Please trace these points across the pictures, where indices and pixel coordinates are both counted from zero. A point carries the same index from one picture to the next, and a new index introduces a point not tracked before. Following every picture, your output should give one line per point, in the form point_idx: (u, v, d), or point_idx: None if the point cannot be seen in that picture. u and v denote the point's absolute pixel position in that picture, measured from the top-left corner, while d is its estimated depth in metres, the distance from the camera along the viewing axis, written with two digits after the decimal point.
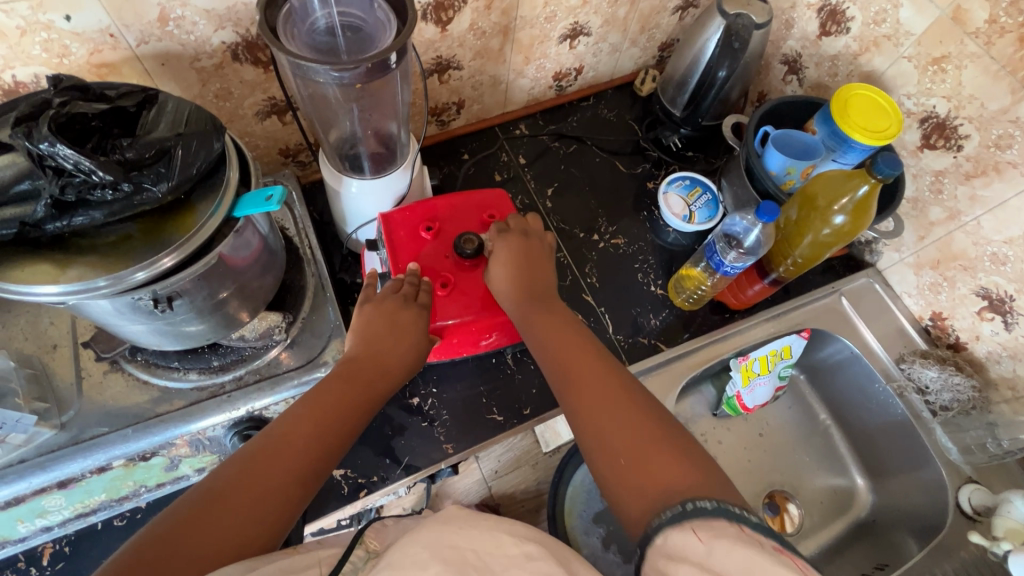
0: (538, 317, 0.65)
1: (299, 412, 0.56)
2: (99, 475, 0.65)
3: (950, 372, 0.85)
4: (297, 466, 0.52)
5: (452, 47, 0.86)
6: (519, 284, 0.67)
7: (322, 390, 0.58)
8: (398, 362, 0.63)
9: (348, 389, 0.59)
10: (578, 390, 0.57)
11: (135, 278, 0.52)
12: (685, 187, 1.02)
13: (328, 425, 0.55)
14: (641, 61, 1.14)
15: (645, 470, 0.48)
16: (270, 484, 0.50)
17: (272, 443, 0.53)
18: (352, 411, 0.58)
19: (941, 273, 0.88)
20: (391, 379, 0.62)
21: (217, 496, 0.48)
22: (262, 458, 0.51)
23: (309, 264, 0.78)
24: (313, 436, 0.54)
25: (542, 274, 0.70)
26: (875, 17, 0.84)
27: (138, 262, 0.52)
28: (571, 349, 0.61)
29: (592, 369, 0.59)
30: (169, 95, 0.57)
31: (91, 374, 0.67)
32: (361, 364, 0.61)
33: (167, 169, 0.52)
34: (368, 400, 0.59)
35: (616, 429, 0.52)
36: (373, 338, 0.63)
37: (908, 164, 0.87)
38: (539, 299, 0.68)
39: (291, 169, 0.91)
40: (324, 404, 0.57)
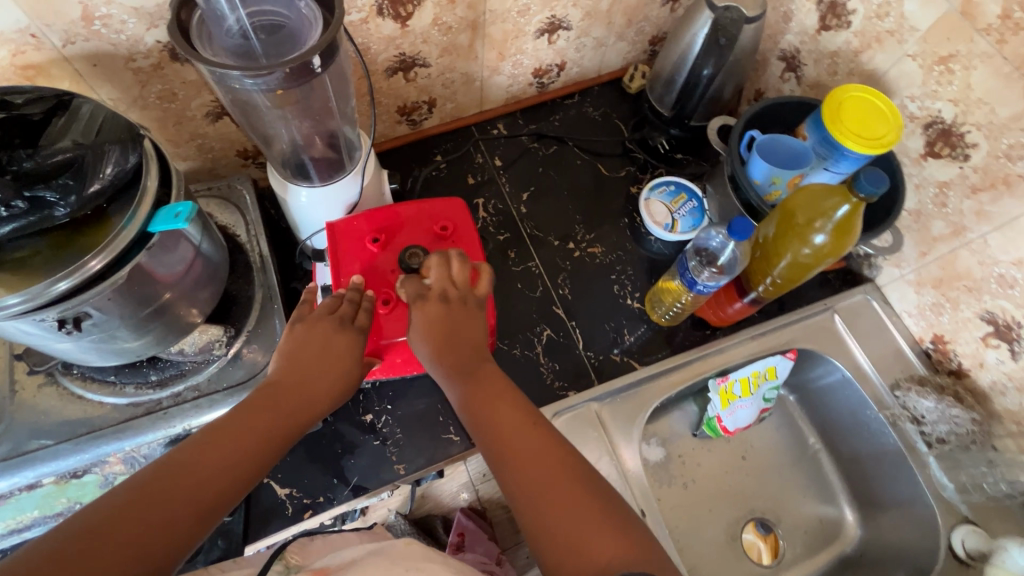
0: (465, 372, 0.60)
1: (202, 441, 0.50)
2: (29, 492, 0.63)
3: (948, 403, 0.78)
4: (191, 504, 0.46)
5: (416, 44, 0.81)
6: (440, 348, 0.60)
7: (234, 416, 0.52)
8: (327, 389, 0.57)
9: (265, 416, 0.53)
10: (509, 456, 0.54)
11: (56, 289, 0.49)
12: (669, 193, 0.96)
13: (236, 457, 0.50)
14: (630, 56, 1.07)
15: (587, 550, 0.48)
16: (157, 524, 0.44)
17: (166, 474, 0.46)
18: (266, 442, 0.52)
19: (943, 293, 0.80)
20: (324, 402, 0.57)
21: (88, 536, 0.41)
22: (150, 493, 0.45)
23: (258, 273, 0.75)
24: (216, 470, 0.48)
25: (469, 335, 0.62)
26: (878, 10, 0.76)
27: (60, 270, 0.49)
28: (501, 408, 0.57)
29: (524, 434, 0.55)
30: (85, 99, 0.54)
31: (26, 387, 0.66)
32: (293, 383, 0.56)
33: (76, 181, 0.49)
34: (286, 430, 0.54)
35: (555, 505, 0.51)
36: (301, 360, 0.57)
37: (911, 173, 0.79)
38: (466, 364, 0.60)
39: (251, 171, 0.88)
40: (233, 432, 0.51)
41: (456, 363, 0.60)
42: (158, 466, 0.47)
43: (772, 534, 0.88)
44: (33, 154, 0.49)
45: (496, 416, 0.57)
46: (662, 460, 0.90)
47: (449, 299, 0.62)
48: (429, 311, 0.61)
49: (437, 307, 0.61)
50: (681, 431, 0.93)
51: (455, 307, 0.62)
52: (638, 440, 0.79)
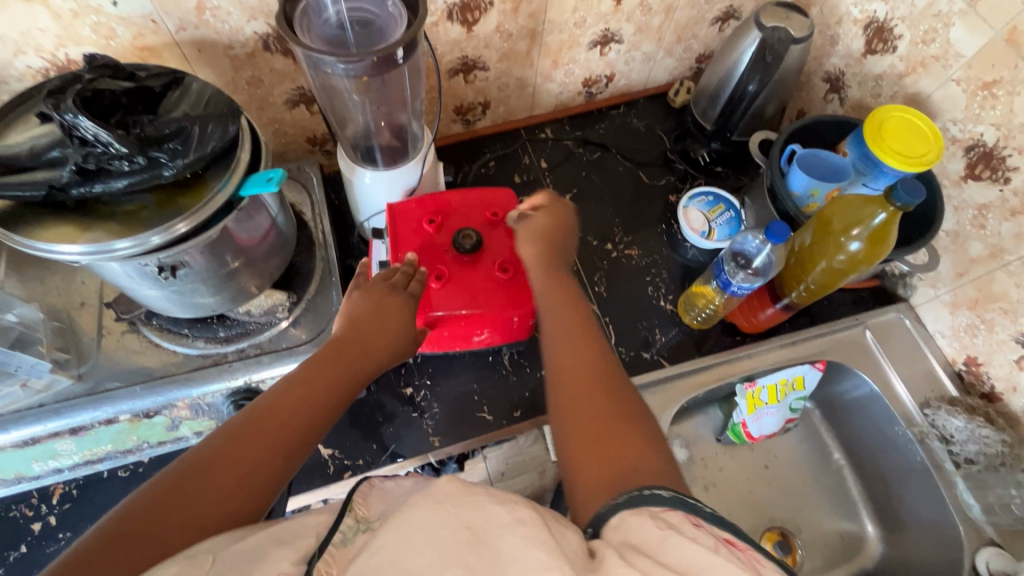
0: (556, 290, 0.66)
1: (285, 388, 0.56)
2: (107, 426, 0.69)
3: (978, 423, 0.78)
4: (284, 437, 0.53)
5: (479, 48, 0.88)
6: (541, 245, 0.70)
7: (308, 367, 0.59)
8: (386, 347, 0.64)
9: (335, 366, 0.60)
10: (563, 371, 0.56)
11: (151, 243, 0.55)
12: (708, 203, 0.99)
13: (315, 399, 0.56)
14: (676, 72, 1.12)
15: (612, 447, 0.48)
16: (261, 454, 0.51)
17: (260, 414, 0.53)
18: (337, 388, 0.59)
19: (978, 315, 0.81)
20: (378, 359, 0.63)
21: (205, 465, 0.48)
22: (252, 430, 0.52)
23: (320, 248, 0.81)
24: (300, 409, 0.55)
25: (566, 251, 0.73)
26: (924, 36, 0.79)
27: (154, 228, 0.55)
28: (568, 323, 0.61)
29: (581, 349, 0.58)
30: (195, 77, 0.61)
31: (111, 332, 0.73)
32: (348, 345, 0.62)
33: (183, 147, 0.56)
34: (352, 380, 0.60)
35: (589, 416, 0.51)
36: (360, 321, 0.64)
37: (951, 195, 0.81)
38: (552, 270, 0.68)
39: (317, 157, 0.95)
40: (309, 380, 0.58)
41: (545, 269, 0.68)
42: (246, 413, 0.53)
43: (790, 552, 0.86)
44: (152, 120, 0.56)
45: (562, 330, 0.61)
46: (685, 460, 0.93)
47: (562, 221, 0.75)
48: (546, 216, 0.73)
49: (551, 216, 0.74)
50: (704, 434, 0.95)
51: (564, 222, 0.75)
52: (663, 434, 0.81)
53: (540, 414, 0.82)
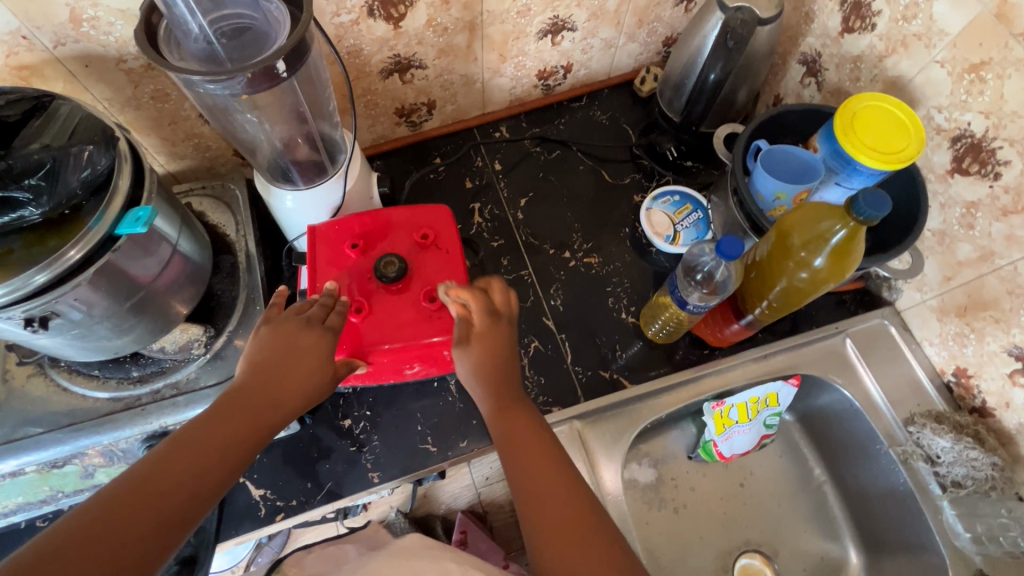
0: (505, 401, 0.58)
1: (163, 453, 0.46)
2: (13, 479, 0.65)
3: (966, 444, 0.71)
4: (154, 519, 0.43)
5: (411, 45, 0.80)
6: (486, 373, 0.59)
7: (197, 422, 0.49)
8: (295, 396, 0.54)
9: (229, 424, 0.50)
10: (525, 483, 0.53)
11: (36, 281, 0.50)
12: (673, 203, 0.92)
13: (202, 465, 0.47)
14: (642, 58, 1.03)
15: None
16: (115, 548, 0.40)
17: (129, 489, 0.43)
18: (230, 451, 0.49)
19: (967, 323, 0.73)
20: (288, 407, 0.53)
21: (41, 564, 0.38)
22: (112, 512, 0.42)
23: (244, 275, 0.75)
24: (178, 483, 0.45)
25: (515, 359, 0.61)
26: (905, 11, 0.70)
27: (38, 263, 0.49)
28: (527, 441, 0.55)
29: (539, 465, 0.54)
30: (64, 101, 0.55)
31: (16, 377, 0.68)
32: (249, 390, 0.52)
33: (48, 184, 0.51)
34: (252, 437, 0.51)
35: (551, 528, 0.50)
36: (268, 364, 0.54)
37: (936, 191, 0.72)
38: (505, 384, 0.59)
39: (249, 170, 0.88)
40: (197, 441, 0.48)
41: (501, 381, 0.59)
42: (117, 485, 0.43)
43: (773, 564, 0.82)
44: (6, 156, 0.51)
45: (522, 453, 0.55)
46: (653, 481, 0.85)
47: (504, 320, 0.62)
48: (486, 326, 0.61)
49: (493, 334, 0.60)
50: (675, 452, 0.88)
51: (510, 344, 0.62)
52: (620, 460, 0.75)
53: (488, 444, 0.77)
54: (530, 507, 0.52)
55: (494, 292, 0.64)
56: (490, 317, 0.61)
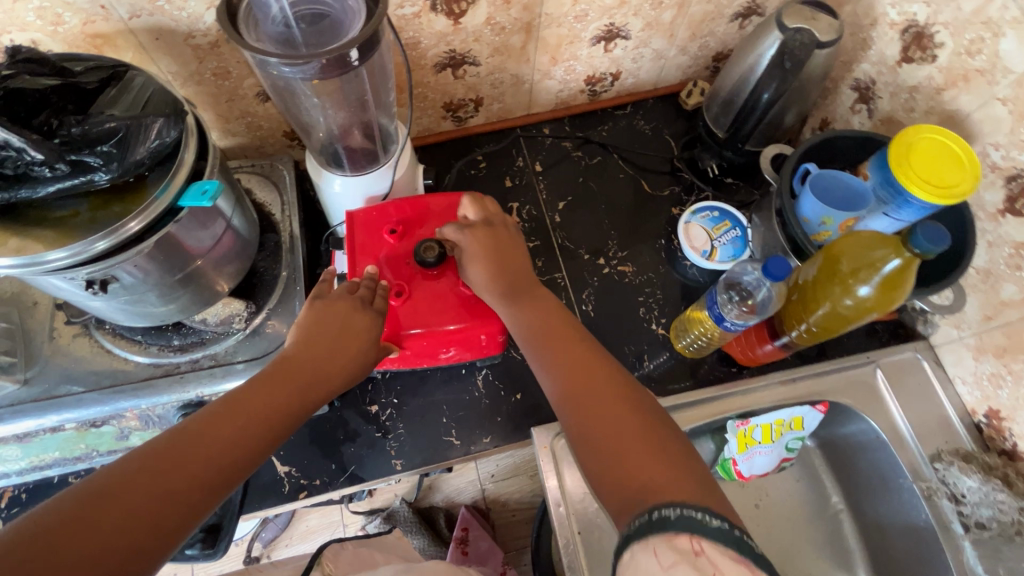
0: (528, 309, 0.60)
1: (217, 411, 0.46)
2: (53, 434, 0.67)
3: (994, 486, 0.70)
4: (206, 471, 0.42)
5: (468, 41, 0.81)
6: (495, 284, 0.62)
7: (249, 386, 0.49)
8: (342, 373, 0.55)
9: (282, 390, 0.50)
10: (576, 398, 0.51)
11: (96, 248, 0.51)
12: (712, 219, 0.92)
13: (254, 424, 0.47)
14: (690, 71, 1.03)
15: (621, 470, 0.45)
16: (165, 493, 0.40)
17: (184, 440, 0.43)
18: (280, 415, 0.49)
19: (1004, 364, 0.73)
20: (334, 383, 0.54)
21: (97, 500, 0.37)
22: (167, 459, 0.41)
23: (286, 254, 0.77)
24: (229, 440, 0.45)
25: (516, 262, 0.64)
26: (969, 46, 0.69)
27: (101, 230, 0.51)
28: (562, 346, 0.56)
29: (582, 362, 0.54)
30: (139, 72, 0.57)
31: (62, 335, 0.70)
32: (301, 363, 0.53)
33: (117, 151, 0.51)
34: (298, 406, 0.51)
35: (609, 439, 0.47)
36: (319, 339, 0.55)
37: (985, 229, 0.72)
38: (519, 289, 0.62)
39: (296, 152, 0.90)
40: (250, 403, 0.48)
41: (509, 287, 0.62)
42: (173, 434, 0.43)
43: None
44: (82, 121, 0.51)
45: (554, 350, 0.56)
46: None
47: (491, 227, 0.66)
48: (473, 241, 0.64)
49: (480, 240, 0.64)
50: None
51: (502, 238, 0.65)
52: None
53: (511, 442, 0.77)
54: (569, 404, 0.51)
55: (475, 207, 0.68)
56: (470, 227, 0.65)
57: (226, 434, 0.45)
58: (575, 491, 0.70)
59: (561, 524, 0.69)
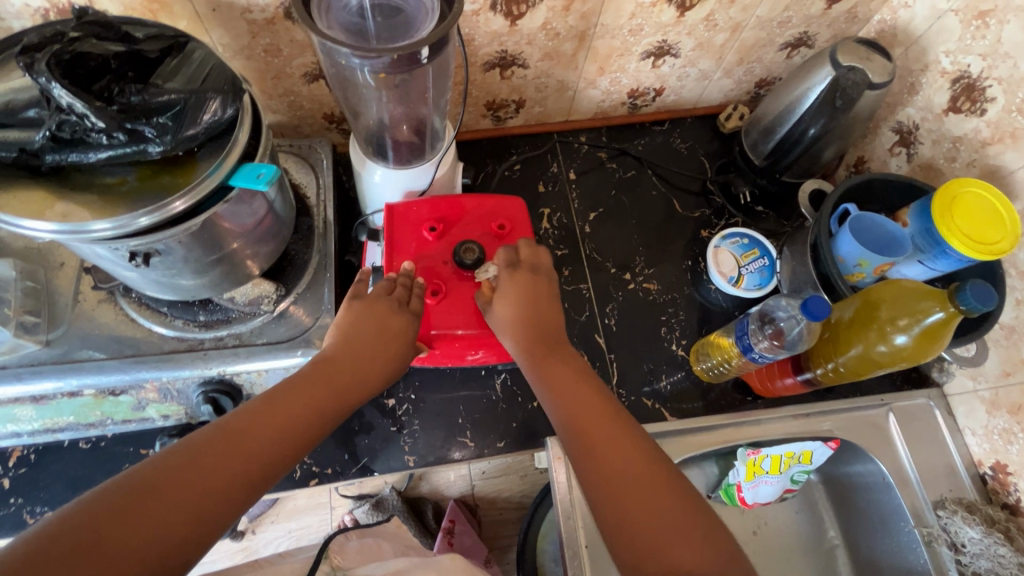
0: (543, 359, 0.59)
1: (260, 407, 0.48)
2: (69, 399, 0.65)
3: (996, 539, 0.71)
4: (247, 469, 0.44)
5: (520, 44, 0.80)
6: (520, 332, 0.60)
7: (291, 384, 0.51)
8: (377, 377, 0.56)
9: (321, 390, 0.52)
10: (598, 456, 0.50)
11: (139, 223, 0.50)
12: (742, 246, 0.92)
13: (291, 425, 0.48)
14: (732, 94, 1.03)
15: (651, 546, 0.45)
16: (210, 488, 0.42)
17: (228, 434, 0.45)
18: (317, 417, 0.50)
19: (1018, 421, 0.74)
20: (369, 386, 0.55)
21: (140, 494, 0.39)
22: (210, 456, 0.43)
23: (318, 239, 0.76)
24: (271, 438, 0.46)
25: (555, 319, 0.63)
26: (1020, 104, 0.69)
27: (147, 206, 0.50)
28: (585, 398, 0.55)
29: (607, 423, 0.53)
30: (199, 45, 0.56)
31: (87, 300, 0.69)
32: (339, 364, 0.54)
33: (173, 124, 0.50)
34: (336, 408, 0.52)
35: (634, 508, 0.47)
36: (357, 342, 0.56)
37: (1014, 287, 0.73)
38: (547, 342, 0.60)
39: (333, 135, 0.89)
40: (287, 403, 0.49)
41: (540, 342, 0.60)
42: (219, 426, 0.45)
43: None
44: (141, 91, 0.50)
45: (575, 407, 0.54)
46: None
47: (537, 273, 0.65)
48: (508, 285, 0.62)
49: (515, 282, 0.62)
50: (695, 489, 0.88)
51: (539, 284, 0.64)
52: None
53: (524, 449, 0.78)
54: (590, 465, 0.51)
55: (523, 249, 0.66)
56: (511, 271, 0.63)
57: (268, 432, 0.46)
58: (586, 504, 0.71)
59: (568, 535, 0.69)
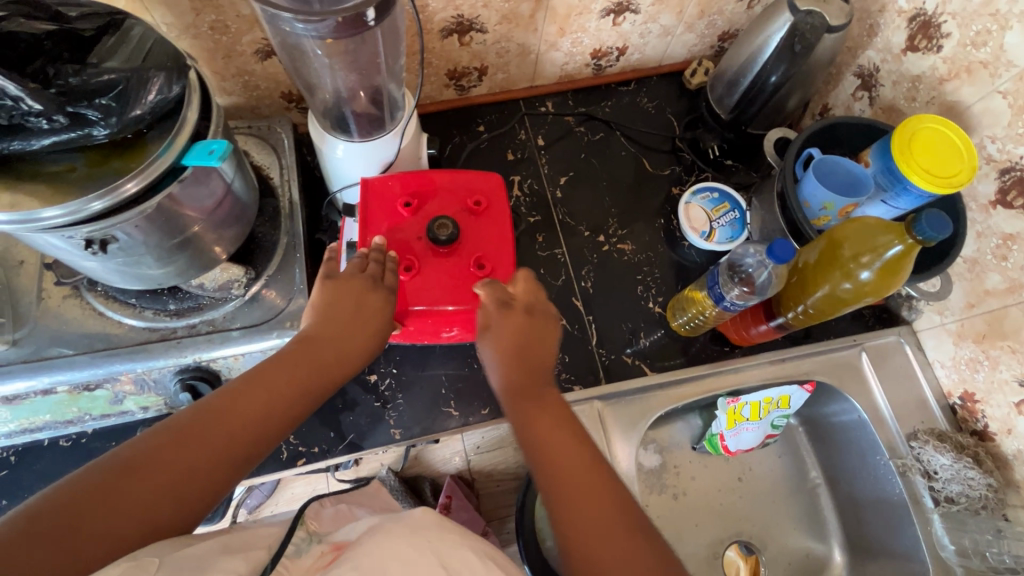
0: (535, 412, 0.56)
1: (240, 386, 0.48)
2: (43, 397, 0.65)
3: (965, 463, 0.74)
4: (227, 448, 0.44)
5: (476, 7, 0.78)
6: (515, 376, 0.58)
7: (271, 362, 0.51)
8: (358, 354, 0.57)
9: (300, 369, 0.52)
10: (568, 497, 0.50)
11: (92, 208, 0.49)
12: (711, 200, 0.93)
13: (274, 404, 0.48)
14: (696, 50, 1.02)
15: None
16: (189, 469, 0.42)
17: (209, 414, 0.45)
18: (299, 396, 0.50)
19: (983, 350, 0.76)
20: (351, 365, 0.56)
21: (121, 474, 0.40)
22: (189, 437, 0.43)
23: (285, 221, 0.75)
24: (252, 418, 0.46)
25: (545, 356, 0.61)
26: (975, 37, 0.70)
27: (98, 190, 0.49)
28: (556, 428, 0.55)
29: (584, 475, 0.51)
30: (137, 21, 0.54)
31: (51, 296, 0.68)
32: (320, 342, 0.55)
33: (118, 105, 0.49)
34: (319, 386, 0.52)
35: (596, 535, 0.48)
36: (335, 319, 0.57)
37: (975, 220, 0.74)
38: (534, 391, 0.58)
39: (293, 115, 0.87)
40: (267, 383, 0.49)
41: (528, 391, 0.58)
42: (198, 407, 0.45)
43: (755, 557, 0.83)
44: (79, 71, 0.48)
45: (554, 460, 0.52)
46: (657, 467, 0.87)
47: (529, 312, 0.62)
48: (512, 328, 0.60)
49: (507, 324, 0.60)
50: (680, 441, 0.90)
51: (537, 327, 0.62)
52: (636, 443, 0.77)
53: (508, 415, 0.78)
54: (561, 502, 0.50)
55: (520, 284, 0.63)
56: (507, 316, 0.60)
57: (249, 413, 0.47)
58: None
59: None
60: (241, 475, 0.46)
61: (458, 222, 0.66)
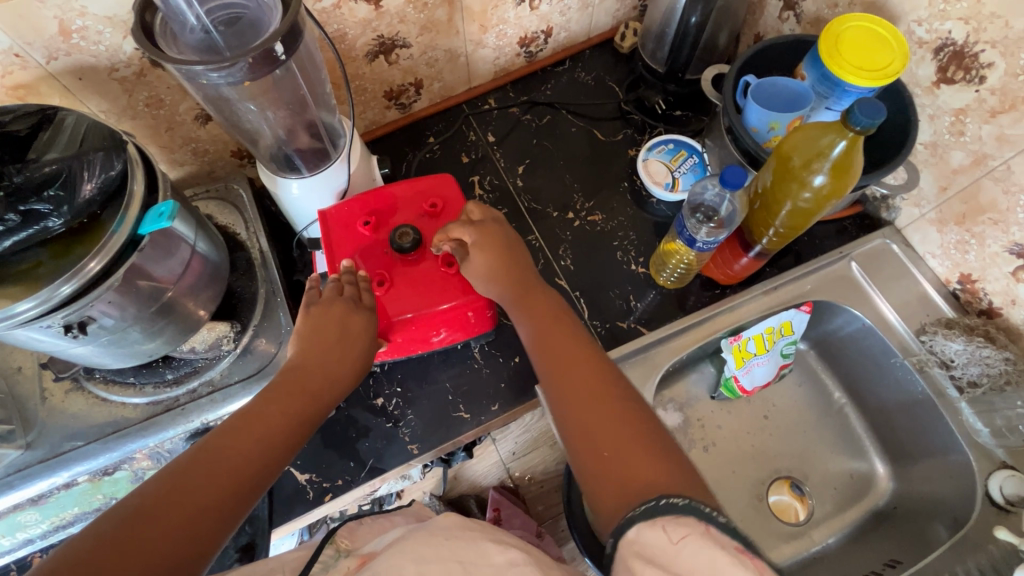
0: (535, 315, 0.63)
1: (236, 424, 0.50)
2: (67, 491, 0.68)
3: (978, 343, 0.73)
4: (232, 482, 0.46)
5: (393, 24, 0.80)
6: (502, 278, 0.64)
7: (263, 400, 0.53)
8: (343, 375, 0.59)
9: (290, 400, 0.54)
10: (561, 378, 0.57)
11: (62, 292, 0.50)
12: (668, 151, 0.94)
13: (269, 436, 0.50)
14: (619, 14, 1.03)
15: (604, 459, 0.49)
16: (198, 506, 0.43)
17: (207, 454, 0.47)
18: (291, 426, 0.52)
19: (967, 229, 0.75)
20: (338, 388, 0.58)
21: (133, 519, 0.41)
22: (194, 474, 0.45)
23: (260, 270, 0.77)
24: (248, 450, 0.48)
25: (521, 265, 0.66)
26: None
27: (63, 274, 0.50)
28: (551, 329, 0.61)
29: (583, 372, 0.56)
30: (68, 111, 0.56)
31: (54, 394, 0.69)
32: (306, 372, 0.57)
33: (66, 192, 0.51)
34: (309, 415, 0.55)
35: (584, 401, 0.54)
36: (316, 347, 0.59)
37: (924, 104, 0.74)
38: (527, 294, 0.65)
39: (248, 170, 0.89)
40: (262, 417, 0.51)
41: (517, 295, 0.64)
42: (199, 449, 0.47)
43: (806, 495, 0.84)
44: (22, 169, 0.50)
45: (558, 357, 0.58)
46: (680, 424, 0.87)
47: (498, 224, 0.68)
48: (479, 237, 0.64)
49: (492, 236, 0.65)
50: (698, 393, 0.89)
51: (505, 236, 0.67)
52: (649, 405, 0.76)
53: (518, 405, 0.79)
54: (559, 389, 0.56)
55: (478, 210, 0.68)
56: (479, 226, 0.66)
57: (246, 448, 0.48)
58: None
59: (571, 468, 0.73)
60: (249, 507, 0.47)
61: (420, 228, 0.67)
